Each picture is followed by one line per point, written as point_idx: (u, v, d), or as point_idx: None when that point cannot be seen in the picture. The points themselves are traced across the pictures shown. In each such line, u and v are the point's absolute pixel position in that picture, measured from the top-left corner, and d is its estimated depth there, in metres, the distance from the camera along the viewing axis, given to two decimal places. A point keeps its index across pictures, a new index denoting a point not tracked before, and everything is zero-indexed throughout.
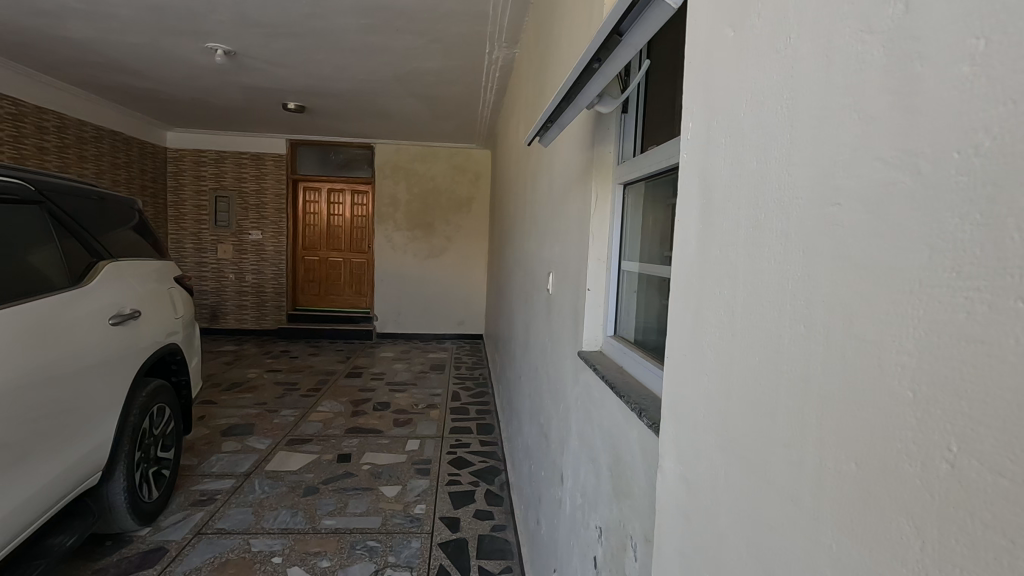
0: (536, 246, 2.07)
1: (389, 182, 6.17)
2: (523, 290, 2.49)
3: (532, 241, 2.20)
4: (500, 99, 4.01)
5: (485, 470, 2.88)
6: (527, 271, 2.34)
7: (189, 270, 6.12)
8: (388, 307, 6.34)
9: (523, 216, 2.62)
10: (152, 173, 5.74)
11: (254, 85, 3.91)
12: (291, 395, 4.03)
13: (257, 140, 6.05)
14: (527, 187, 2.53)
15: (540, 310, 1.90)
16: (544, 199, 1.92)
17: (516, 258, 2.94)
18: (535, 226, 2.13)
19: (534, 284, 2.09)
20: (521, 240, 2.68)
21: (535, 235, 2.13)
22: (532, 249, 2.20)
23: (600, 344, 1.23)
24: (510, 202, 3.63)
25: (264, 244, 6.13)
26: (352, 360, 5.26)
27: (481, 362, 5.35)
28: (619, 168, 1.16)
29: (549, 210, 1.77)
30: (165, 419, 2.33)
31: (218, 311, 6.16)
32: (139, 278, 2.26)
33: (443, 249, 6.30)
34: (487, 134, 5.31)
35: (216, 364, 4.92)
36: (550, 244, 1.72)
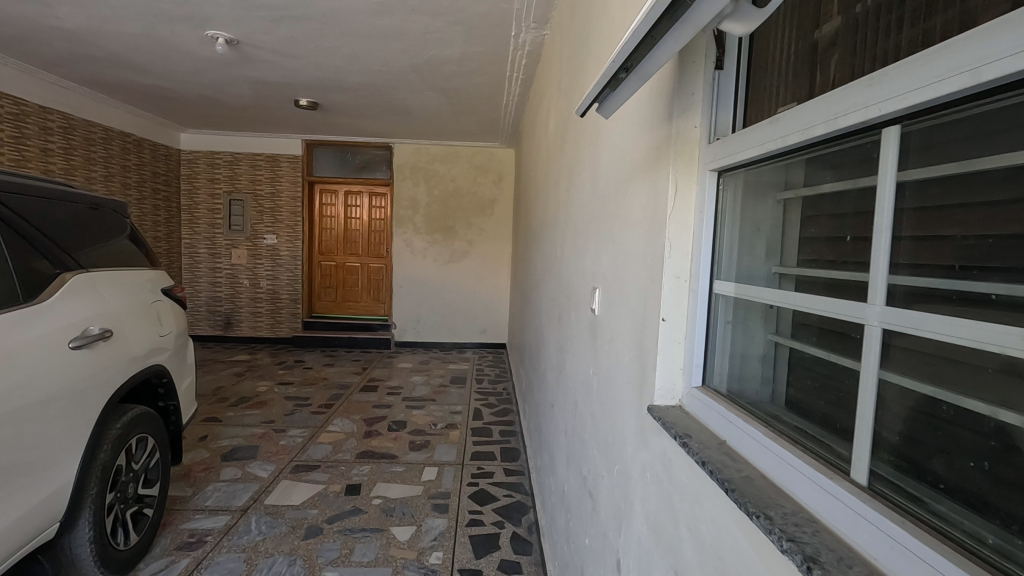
0: (574, 256, 1.73)
1: (408, 184, 5.91)
2: (555, 306, 2.16)
3: (568, 249, 1.86)
4: (526, 90, 3.68)
5: (510, 507, 2.54)
6: (561, 284, 2.00)
7: (203, 276, 5.93)
8: (407, 315, 6.06)
9: (555, 222, 2.29)
10: (165, 176, 5.55)
11: (262, 80, 3.66)
12: (300, 412, 3.75)
13: (272, 141, 5.84)
14: (559, 186, 2.19)
15: (580, 334, 1.56)
16: (586, 199, 1.59)
17: (546, 268, 2.61)
18: (573, 233, 1.79)
19: (571, 302, 1.74)
20: (552, 248, 2.35)
21: (573, 243, 1.78)
22: (568, 258, 1.86)
23: (678, 398, 0.88)
24: (537, 203, 3.31)
25: (278, 248, 5.91)
26: (368, 372, 4.98)
27: (505, 375, 5.02)
28: (712, 146, 0.81)
29: (595, 211, 1.44)
30: (147, 452, 2.05)
31: (232, 318, 5.95)
32: (119, 290, 1.99)
33: (465, 254, 5.99)
34: (511, 131, 5.00)
35: (226, 375, 4.68)
36: (596, 254, 1.38)
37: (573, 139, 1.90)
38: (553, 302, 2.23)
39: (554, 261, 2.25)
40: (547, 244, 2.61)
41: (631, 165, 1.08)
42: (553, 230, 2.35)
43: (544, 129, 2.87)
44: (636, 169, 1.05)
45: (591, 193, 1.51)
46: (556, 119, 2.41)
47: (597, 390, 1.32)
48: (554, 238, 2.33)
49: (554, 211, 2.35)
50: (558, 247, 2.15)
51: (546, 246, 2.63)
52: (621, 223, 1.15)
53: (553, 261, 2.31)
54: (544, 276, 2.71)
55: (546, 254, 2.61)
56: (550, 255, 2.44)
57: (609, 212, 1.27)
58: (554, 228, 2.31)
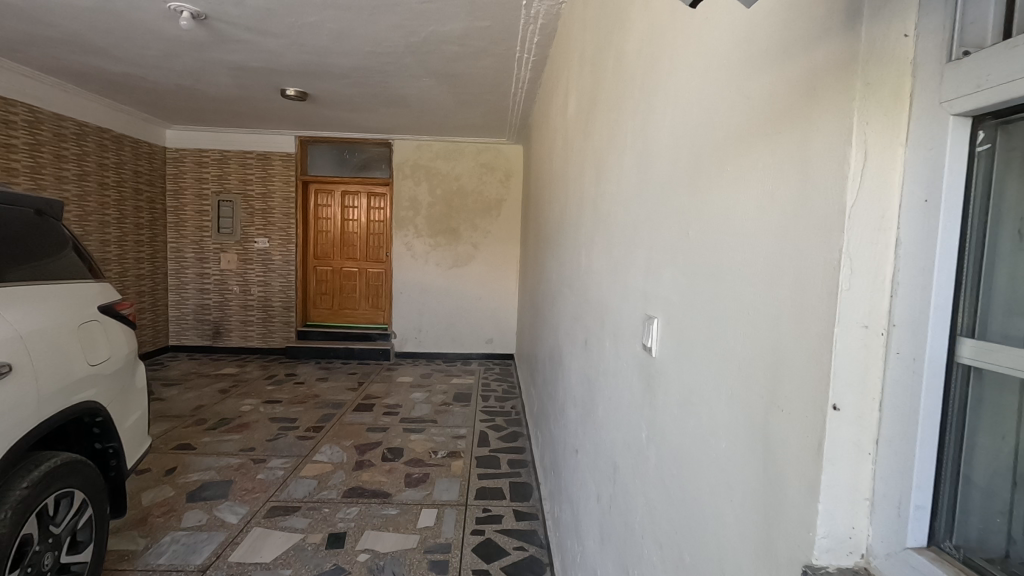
0: (612, 267, 1.31)
1: (409, 183, 5.52)
2: (580, 326, 1.75)
3: (601, 257, 1.44)
4: (538, 75, 3.28)
5: (522, 564, 2.12)
6: (591, 301, 1.58)
7: (190, 283, 5.55)
8: (408, 324, 5.66)
9: (578, 221, 1.87)
10: (148, 176, 5.18)
11: (242, 65, 3.26)
12: (285, 438, 3.35)
13: (263, 138, 5.46)
14: (584, 178, 1.77)
15: (624, 374, 1.15)
16: (629, 192, 1.17)
17: (564, 280, 2.19)
18: (609, 234, 1.37)
19: (608, 325, 1.33)
20: (573, 256, 1.94)
21: (609, 248, 1.36)
22: (601, 269, 1.44)
23: (864, 555, 0.46)
24: (551, 202, 2.89)
25: (270, 252, 5.52)
26: (365, 387, 4.58)
27: (513, 390, 4.60)
28: (957, 67, 0.40)
29: (648, 205, 1.02)
30: (73, 511, 1.66)
31: (221, 328, 5.57)
32: (33, 309, 1.57)
33: (470, 259, 5.59)
34: (520, 125, 4.60)
35: (209, 392, 4.29)
36: (653, 267, 0.97)
37: (604, 117, 1.49)
38: (577, 321, 1.81)
39: (578, 273, 1.83)
40: (565, 250, 2.20)
41: (734, 129, 0.66)
42: (574, 232, 1.93)
43: (561, 115, 2.46)
44: (746, 135, 0.63)
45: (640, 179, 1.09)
46: (577, 99, 2.00)
47: (656, 466, 0.91)
48: (574, 242, 1.92)
49: (576, 209, 1.93)
50: (583, 254, 1.74)
51: (565, 252, 2.22)
52: (706, 223, 0.73)
53: (575, 271, 1.88)
54: (561, 287, 2.30)
55: (565, 264, 2.19)
56: (570, 262, 2.03)
57: (677, 205, 0.85)
58: (576, 229, 1.89)
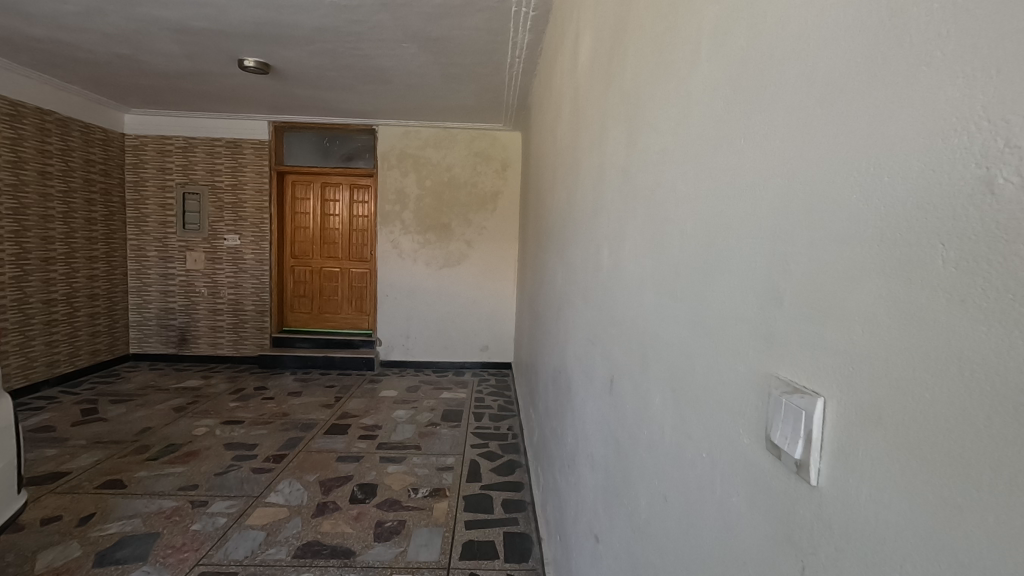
0: (670, 266, 0.76)
1: (396, 173, 4.99)
2: (602, 350, 1.20)
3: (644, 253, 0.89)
4: (538, 38, 2.75)
5: None
6: (621, 318, 1.03)
7: (152, 284, 5.01)
8: (394, 330, 5.13)
9: (598, 197, 1.31)
10: (102, 165, 4.63)
11: (183, 25, 2.73)
12: (237, 471, 2.82)
13: (233, 124, 4.91)
14: (608, 139, 1.22)
15: (708, 474, 0.61)
16: (719, 129, 0.61)
17: (575, 281, 1.64)
18: (661, 213, 0.81)
19: (661, 366, 0.78)
20: (591, 249, 1.38)
21: (661, 234, 0.81)
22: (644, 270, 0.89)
23: None
24: (555, 188, 2.36)
25: (242, 250, 4.99)
26: (342, 403, 4.05)
27: (511, 407, 4.07)
28: None
29: (789, 139, 0.46)
30: None
31: (187, 334, 5.04)
32: None
33: (463, 257, 5.06)
34: (517, 106, 4.07)
35: (162, 410, 3.75)
36: (812, 275, 0.42)
37: (647, 29, 0.94)
38: (597, 341, 1.26)
39: (597, 272, 1.28)
40: (577, 241, 1.65)
41: None
42: (592, 213, 1.38)
43: (569, 71, 1.92)
44: None
45: (750, 101, 0.54)
46: (595, 39, 1.45)
47: None
48: (593, 228, 1.36)
49: (594, 183, 1.38)
50: (607, 245, 1.19)
51: (576, 245, 1.66)
52: None
53: (594, 270, 1.32)
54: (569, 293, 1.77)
55: (576, 262, 1.63)
56: (585, 255, 1.47)
57: (949, 107, 0.30)
58: (595, 211, 1.34)
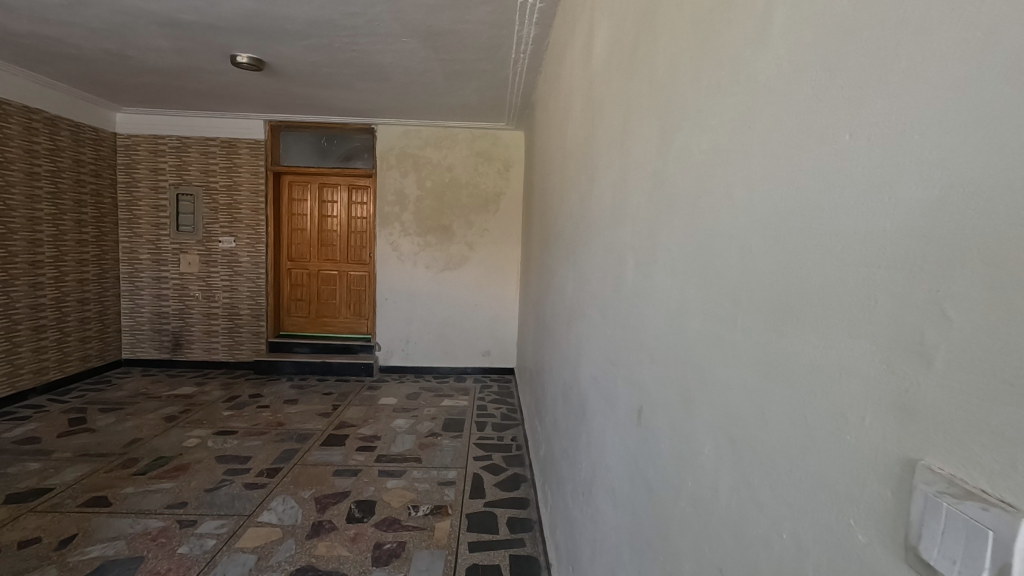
0: (726, 290, 0.63)
1: (395, 174, 4.86)
2: (626, 374, 1.07)
3: (685, 270, 0.76)
4: (545, 32, 2.63)
5: None
6: (651, 341, 0.90)
7: (145, 288, 4.88)
8: (394, 334, 5.00)
9: (618, 201, 1.18)
10: (93, 166, 4.50)
11: (172, 18, 2.60)
12: (228, 486, 2.69)
13: (228, 123, 4.78)
14: (632, 138, 1.10)
15: (789, 561, 0.48)
16: (809, 122, 0.48)
17: (589, 292, 1.51)
18: (710, 225, 0.68)
19: (712, 409, 0.65)
20: (609, 258, 1.25)
21: (711, 249, 0.67)
22: (684, 290, 0.76)
23: None
24: (564, 191, 2.22)
25: (237, 253, 4.86)
26: (340, 412, 3.91)
27: (514, 415, 3.94)
28: None
29: (949, 137, 0.33)
30: None
31: (181, 339, 4.90)
32: None
33: (464, 260, 4.94)
34: (521, 104, 3.95)
35: (153, 420, 3.62)
36: (1000, 330, 0.29)
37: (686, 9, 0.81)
38: (619, 363, 1.13)
39: (618, 285, 1.15)
40: (591, 247, 1.51)
41: None
42: (611, 217, 1.24)
43: (581, 65, 1.79)
44: None
45: (868, 85, 0.40)
46: (612, 28, 1.33)
47: None
48: (612, 235, 1.22)
49: (612, 186, 1.25)
50: (631, 255, 1.05)
51: (590, 252, 1.53)
52: None
53: (614, 282, 1.19)
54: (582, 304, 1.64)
55: (591, 271, 1.50)
56: (602, 264, 1.34)
57: None
58: (615, 216, 1.20)
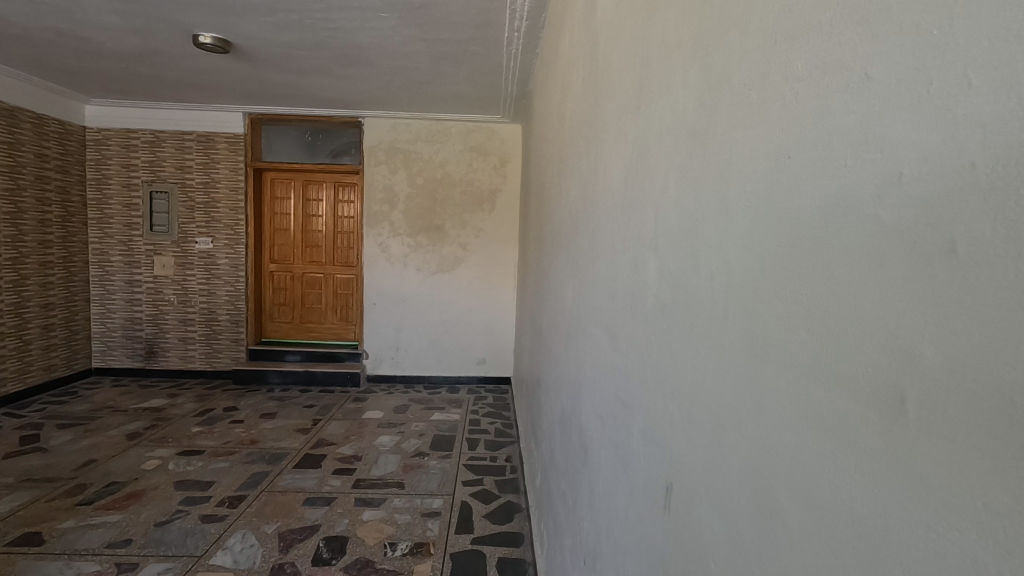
0: (890, 314, 0.30)
1: (384, 170, 4.55)
2: (647, 417, 0.74)
3: (770, 268, 0.43)
4: (542, 5, 2.31)
5: None
6: (696, 380, 0.57)
7: (117, 292, 4.57)
8: (383, 341, 4.69)
9: (640, 171, 0.84)
10: (59, 161, 4.19)
11: None
12: (182, 520, 2.37)
13: (205, 116, 4.47)
14: (653, 93, 0.78)
15: None
16: None
17: (595, 294, 1.18)
18: (839, 183, 0.35)
19: (843, 556, 0.33)
20: (624, 250, 0.91)
21: (846, 229, 0.34)
22: (772, 306, 0.42)
23: None
24: (562, 182, 1.91)
25: (215, 255, 4.55)
26: (319, 427, 3.60)
27: (509, 431, 3.62)
28: None
29: None
30: None
31: (155, 346, 4.60)
32: None
33: (457, 262, 4.62)
34: (517, 94, 3.64)
35: (114, 437, 3.31)
36: None
37: None
38: (636, 399, 0.81)
39: (638, 287, 0.81)
40: (596, 237, 1.18)
41: None
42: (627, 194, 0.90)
43: (584, 25, 1.47)
44: None
45: None
46: None
47: None
48: (629, 220, 0.89)
49: (629, 152, 0.91)
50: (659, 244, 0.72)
51: (596, 242, 1.19)
52: None
53: (632, 284, 0.85)
54: (584, 315, 1.31)
55: (596, 269, 1.17)
56: (612, 258, 1.00)
57: None
58: (634, 192, 0.86)
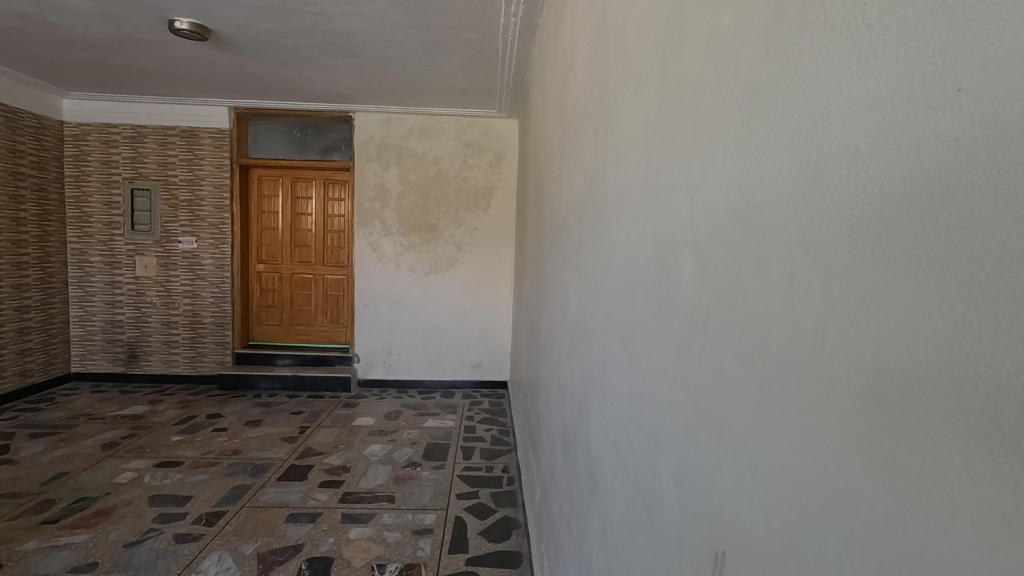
0: None
1: (375, 167, 4.38)
2: (688, 459, 0.57)
3: (944, 261, 0.26)
4: None
5: None
6: (783, 426, 0.40)
7: (97, 294, 4.39)
8: (374, 344, 4.52)
9: (673, 142, 0.66)
10: (34, 157, 4.00)
11: None
12: (155, 540, 2.20)
13: (188, 110, 4.29)
14: (686, 49, 0.62)
15: None
16: None
17: (606, 295, 1.00)
18: None
19: None
20: (650, 242, 0.73)
21: None
22: (949, 326, 0.25)
23: None
24: (562, 175, 1.75)
25: (199, 255, 4.37)
26: (307, 436, 3.43)
27: (506, 438, 3.47)
28: None
29: None
30: None
31: (137, 350, 4.42)
32: None
33: (452, 262, 4.46)
34: (514, 86, 3.48)
35: (88, 448, 3.13)
36: None
37: None
38: (668, 432, 0.64)
39: (672, 289, 0.64)
40: (608, 228, 1.00)
41: None
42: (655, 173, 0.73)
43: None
44: None
45: None
46: None
47: None
48: (657, 204, 0.71)
49: (655, 120, 0.73)
50: (708, 233, 0.54)
51: (607, 234, 1.01)
52: None
53: (662, 284, 0.67)
54: (592, 320, 1.15)
55: (608, 266, 0.99)
56: (631, 251, 0.82)
57: None
58: (665, 169, 0.69)
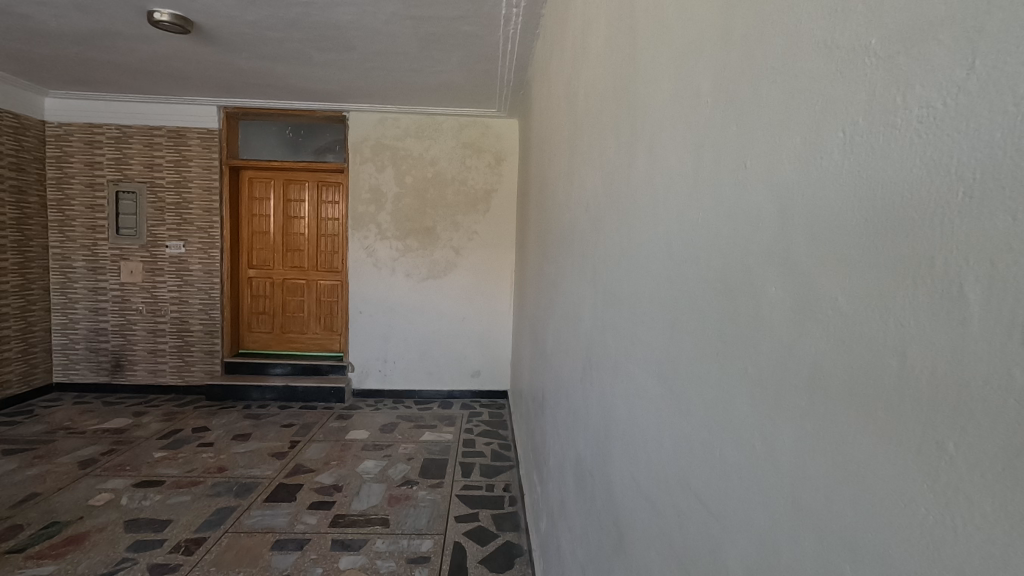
0: None
1: (371, 169, 4.22)
2: (767, 542, 0.44)
3: None
4: None
5: None
6: (978, 554, 0.25)
7: (80, 301, 4.21)
8: (370, 353, 4.36)
9: (738, 126, 0.51)
10: (12, 158, 3.83)
11: None
12: (128, 571, 2.03)
13: (176, 109, 4.12)
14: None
15: None
16: None
17: (631, 308, 0.86)
18: None
19: None
20: (699, 251, 0.59)
21: None
22: None
23: None
24: (572, 174, 1.59)
25: (187, 260, 4.20)
26: (297, 451, 3.26)
27: (507, 453, 3.30)
28: None
29: None
30: None
31: (122, 359, 4.24)
32: None
33: (450, 267, 4.30)
34: (515, 84, 3.33)
35: (64, 465, 2.95)
36: None
37: None
38: (735, 498, 0.49)
39: (737, 315, 0.49)
40: (633, 231, 0.85)
41: None
42: (705, 167, 0.58)
43: None
44: None
45: None
46: None
47: None
48: (709, 202, 0.57)
49: (707, 99, 0.58)
50: (800, 244, 0.40)
51: (632, 238, 0.87)
52: None
53: (721, 305, 0.53)
54: (612, 338, 0.99)
55: (633, 275, 0.85)
56: (670, 261, 0.68)
57: None
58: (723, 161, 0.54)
